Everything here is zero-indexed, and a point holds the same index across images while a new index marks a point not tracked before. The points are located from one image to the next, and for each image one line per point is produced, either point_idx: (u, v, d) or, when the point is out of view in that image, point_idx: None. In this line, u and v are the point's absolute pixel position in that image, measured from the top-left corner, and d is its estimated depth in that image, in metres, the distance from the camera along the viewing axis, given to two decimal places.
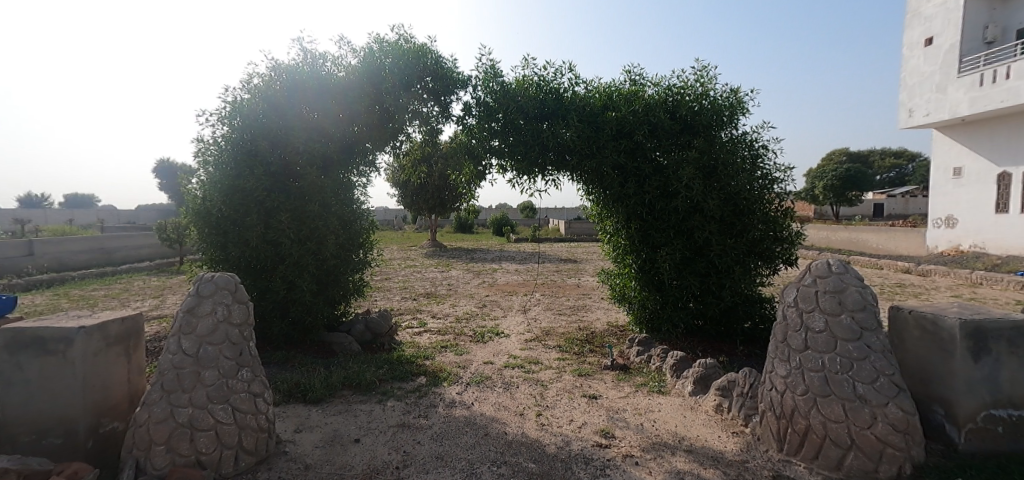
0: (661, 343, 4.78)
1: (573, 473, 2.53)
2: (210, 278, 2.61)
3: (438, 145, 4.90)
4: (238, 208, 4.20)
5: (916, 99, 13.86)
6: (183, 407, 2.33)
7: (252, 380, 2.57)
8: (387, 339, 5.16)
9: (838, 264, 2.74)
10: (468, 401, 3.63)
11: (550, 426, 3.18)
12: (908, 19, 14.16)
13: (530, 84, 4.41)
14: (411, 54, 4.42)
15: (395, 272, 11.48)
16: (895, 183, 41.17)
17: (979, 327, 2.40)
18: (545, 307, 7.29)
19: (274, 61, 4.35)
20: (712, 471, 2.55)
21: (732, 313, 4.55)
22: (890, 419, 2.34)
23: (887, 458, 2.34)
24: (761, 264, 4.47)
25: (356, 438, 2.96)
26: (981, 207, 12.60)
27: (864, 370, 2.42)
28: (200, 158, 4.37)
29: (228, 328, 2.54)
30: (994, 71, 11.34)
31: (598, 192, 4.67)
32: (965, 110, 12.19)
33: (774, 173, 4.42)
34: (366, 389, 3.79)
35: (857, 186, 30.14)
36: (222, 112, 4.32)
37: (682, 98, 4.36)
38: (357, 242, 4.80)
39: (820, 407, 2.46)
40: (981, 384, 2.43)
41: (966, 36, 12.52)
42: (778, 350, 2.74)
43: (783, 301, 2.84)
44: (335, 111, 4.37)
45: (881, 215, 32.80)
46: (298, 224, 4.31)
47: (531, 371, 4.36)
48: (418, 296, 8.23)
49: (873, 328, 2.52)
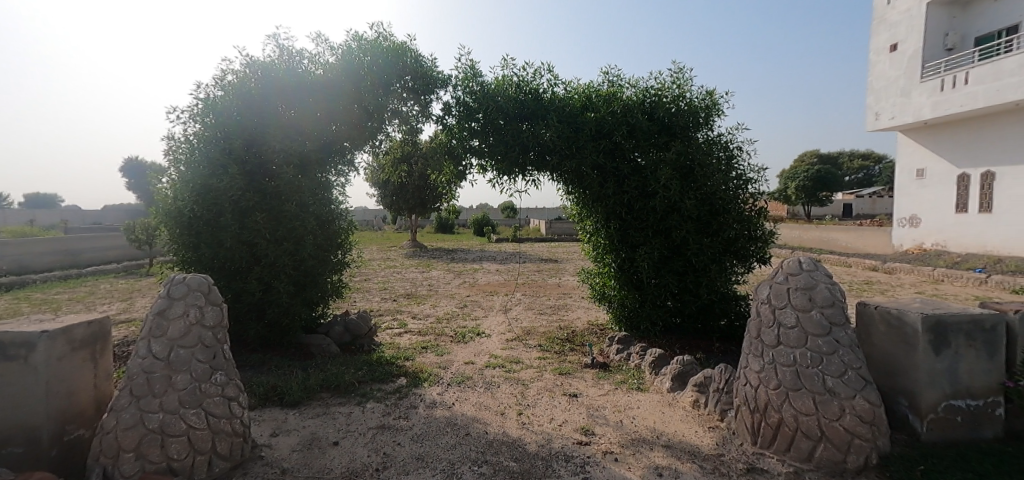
0: (641, 340, 4.84)
1: (554, 471, 2.56)
2: (182, 279, 2.57)
3: (418, 145, 4.86)
4: (212, 208, 4.12)
5: (882, 102, 14.34)
6: (153, 413, 2.26)
7: (226, 384, 2.52)
8: (367, 340, 5.11)
9: (808, 261, 2.82)
10: (449, 402, 3.61)
11: (531, 424, 3.19)
12: (874, 26, 14.68)
13: (510, 85, 4.41)
14: (390, 53, 4.39)
15: (374, 273, 11.35)
16: (862, 184, 42.69)
17: (940, 321, 2.52)
18: (525, 307, 7.30)
19: (247, 58, 4.26)
20: (689, 466, 2.62)
21: (710, 310, 4.62)
22: (857, 411, 2.43)
23: (855, 448, 2.43)
24: (735, 262, 4.55)
25: (334, 441, 2.93)
26: (942, 206, 13.16)
27: (833, 363, 2.51)
28: (171, 157, 4.25)
29: (201, 330, 2.50)
30: (953, 77, 11.86)
31: (578, 192, 4.70)
32: (927, 114, 12.68)
33: (748, 173, 4.50)
34: (344, 391, 3.75)
35: (826, 186, 31.22)
36: (194, 110, 4.21)
37: (659, 99, 4.43)
38: (335, 243, 4.72)
39: (791, 401, 2.54)
40: (942, 376, 2.55)
41: (928, 43, 13.05)
42: (752, 346, 2.82)
43: (757, 299, 2.92)
44: (314, 111, 4.32)
45: (852, 214, 33.88)
46: (274, 224, 4.22)
47: (512, 370, 4.37)
48: (398, 297, 8.14)
49: (841, 323, 2.61)
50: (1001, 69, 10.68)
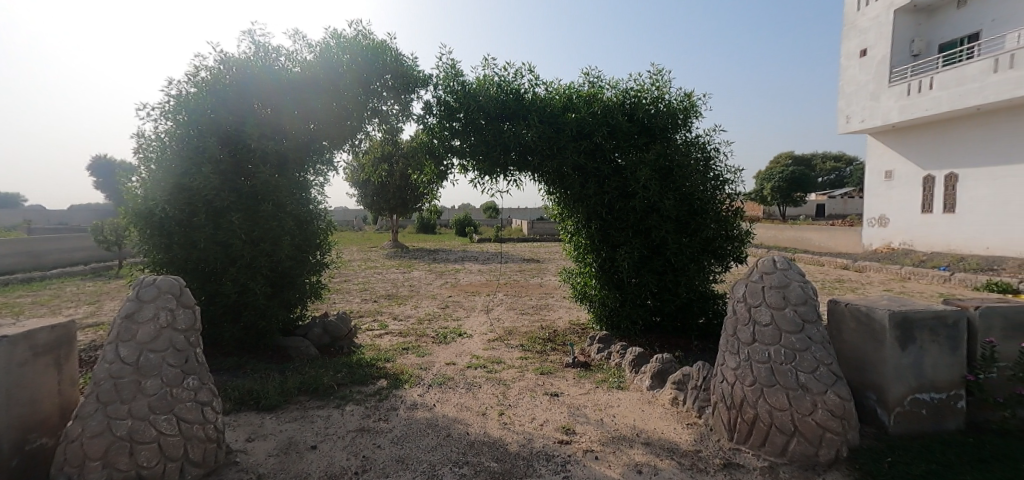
0: (621, 339, 4.89)
1: (535, 470, 2.56)
2: (151, 282, 2.50)
3: (398, 144, 4.82)
4: (185, 209, 4.01)
5: (852, 106, 14.79)
6: (122, 419, 2.19)
7: (199, 388, 2.45)
8: (347, 342, 5.04)
9: (782, 260, 2.89)
10: (430, 403, 3.59)
11: (512, 424, 3.20)
12: (845, 31, 15.17)
13: (491, 85, 4.40)
14: (369, 51, 4.33)
15: (354, 274, 11.20)
16: (834, 185, 43.97)
17: (905, 318, 2.61)
18: (507, 307, 7.30)
19: (221, 54, 4.16)
20: (667, 463, 2.65)
21: (688, 309, 4.70)
22: (829, 406, 2.50)
23: (826, 442, 2.50)
24: (713, 262, 4.63)
25: (312, 445, 2.88)
26: (909, 207, 13.65)
27: (805, 360, 2.57)
28: (141, 155, 4.11)
29: (172, 334, 2.43)
30: (919, 82, 12.31)
31: (559, 192, 4.73)
32: (895, 117, 13.13)
33: (725, 174, 4.58)
34: (323, 394, 3.69)
35: (801, 187, 32.07)
36: (165, 106, 4.09)
37: (639, 101, 4.48)
38: (313, 244, 4.64)
39: (766, 397, 2.60)
40: (908, 370, 2.64)
41: (896, 49, 13.53)
42: (729, 344, 2.87)
43: (733, 297, 2.97)
44: (291, 110, 4.24)
45: (825, 215, 34.91)
46: (249, 224, 4.12)
47: (493, 371, 4.36)
48: (379, 298, 8.05)
49: (813, 321, 2.67)
50: (964, 75, 11.12)
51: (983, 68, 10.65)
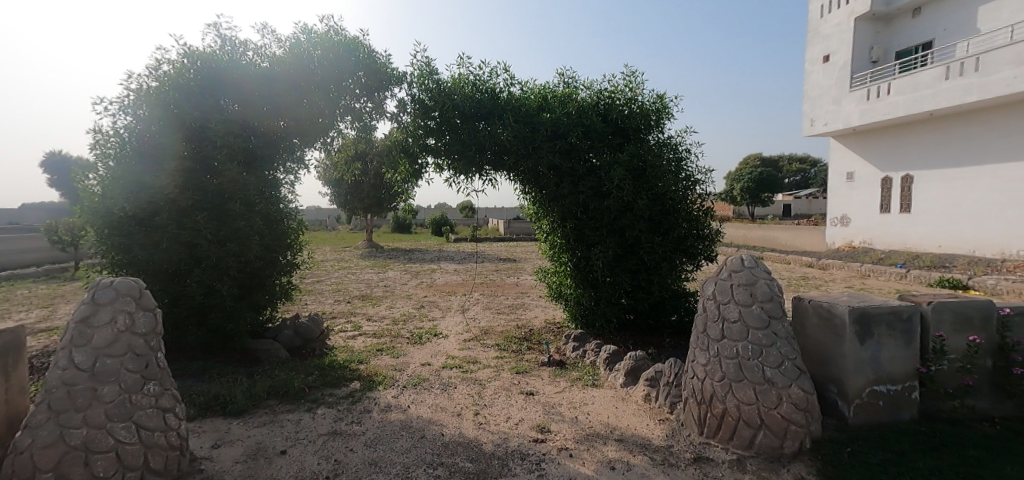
0: (596, 337, 4.95)
1: (509, 470, 2.56)
2: (109, 284, 2.40)
3: (372, 142, 4.76)
4: (147, 208, 3.86)
5: (816, 110, 15.35)
6: (76, 429, 2.08)
7: (160, 394, 2.36)
8: (319, 344, 4.94)
9: (749, 258, 2.97)
10: (405, 404, 3.55)
11: (487, 424, 3.19)
12: (809, 38, 15.79)
13: (466, 84, 4.38)
14: (340, 46, 4.25)
15: (327, 274, 10.99)
16: (801, 186, 45.56)
17: (864, 313, 2.72)
18: (483, 307, 7.29)
19: (185, 47, 4.01)
20: (640, 458, 2.70)
21: (661, 306, 4.80)
22: (793, 399, 2.58)
23: (791, 434, 2.58)
24: (685, 260, 4.73)
25: (282, 450, 2.81)
26: (868, 207, 14.25)
27: (771, 355, 2.65)
28: (98, 151, 3.93)
29: (131, 338, 2.33)
30: (878, 87, 12.87)
31: (535, 192, 4.75)
32: (855, 121, 13.66)
33: (696, 175, 4.69)
34: (294, 398, 3.60)
35: (769, 188, 33.12)
36: (124, 101, 3.92)
37: (612, 102, 4.54)
38: (284, 244, 4.52)
39: (734, 392, 2.67)
40: (867, 363, 2.75)
41: (856, 56, 14.13)
42: (699, 341, 2.93)
43: (703, 295, 3.04)
44: (260, 106, 4.11)
45: (791, 215, 36.16)
46: (216, 223, 4.00)
47: (468, 371, 4.35)
48: (353, 299, 7.92)
49: (778, 317, 2.76)
50: (919, 82, 11.66)
51: (936, 75, 11.20)
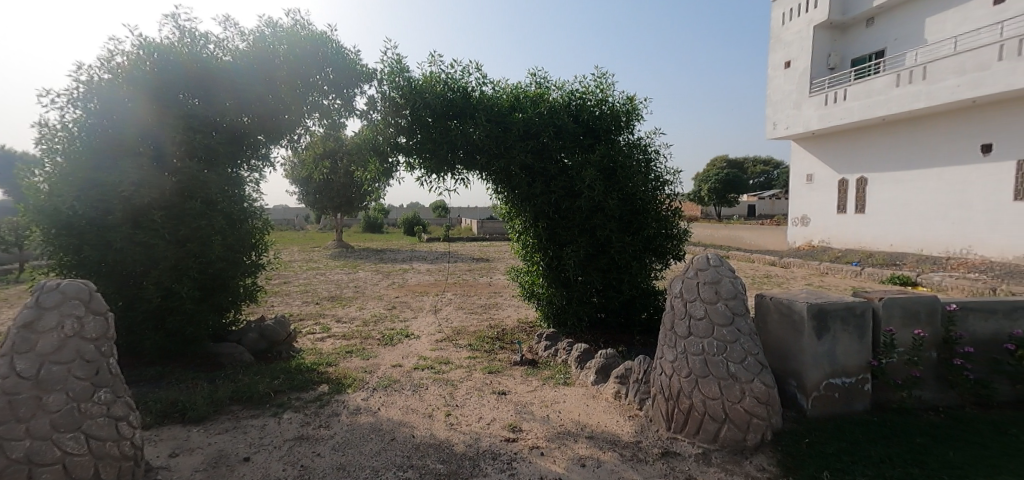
0: (568, 336, 5.00)
1: (480, 470, 2.55)
2: (55, 287, 2.27)
3: (341, 140, 4.66)
4: (99, 206, 3.66)
5: (779, 114, 15.94)
6: (18, 441, 1.96)
7: (112, 402, 2.24)
8: (286, 347, 4.81)
9: (715, 257, 3.05)
10: (375, 407, 3.49)
11: (458, 425, 3.17)
12: (772, 44, 16.45)
13: (437, 82, 4.33)
14: (307, 42, 4.15)
15: (295, 275, 10.71)
16: (765, 187, 47.24)
17: (821, 309, 2.84)
18: (456, 307, 7.25)
19: (140, 38, 3.83)
20: (610, 455, 2.74)
21: (631, 305, 4.89)
22: (755, 393, 2.67)
23: (753, 427, 2.66)
24: (654, 259, 4.83)
25: (245, 457, 2.71)
26: (826, 208, 14.88)
27: (735, 351, 2.73)
28: (44, 146, 3.71)
29: (80, 343, 2.21)
30: (835, 93, 13.46)
31: (507, 192, 4.76)
32: (815, 125, 14.25)
33: (665, 176, 4.79)
34: (258, 402, 3.49)
35: (735, 189, 34.20)
36: (74, 93, 3.72)
37: (583, 103, 4.59)
38: (248, 244, 4.37)
39: (700, 388, 2.74)
40: (823, 357, 2.87)
41: (815, 62, 14.75)
42: (667, 338, 3.00)
43: (671, 293, 3.10)
44: (222, 102, 3.97)
45: (756, 215, 37.45)
46: (175, 222, 3.83)
47: (440, 371, 4.31)
48: (321, 300, 7.74)
49: (742, 314, 2.84)
50: (872, 89, 12.26)
51: (888, 83, 11.80)
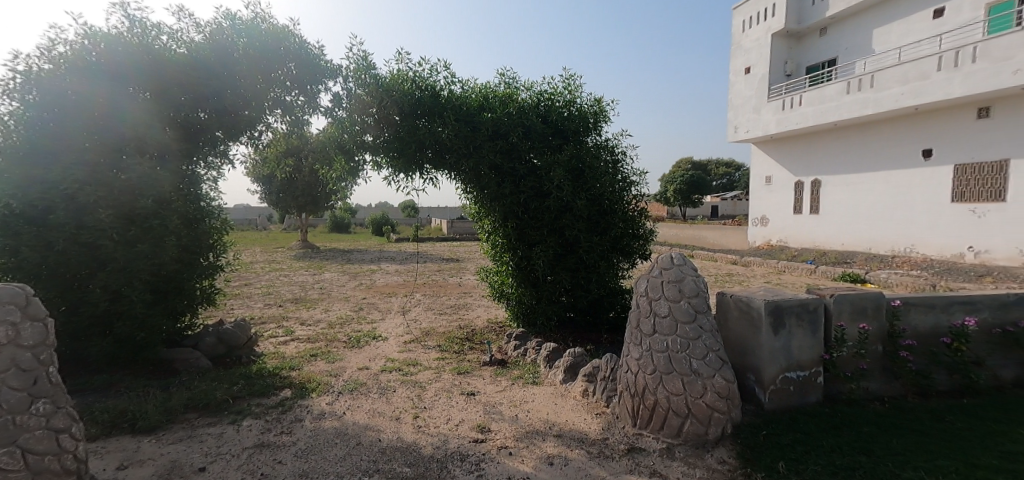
0: (537, 335, 5.04)
1: (448, 472, 2.54)
2: None
3: (305, 137, 4.55)
4: (38, 204, 3.41)
5: (739, 117, 16.51)
6: None
7: (52, 413, 2.10)
8: (246, 351, 4.64)
9: (679, 256, 3.13)
10: (340, 411, 3.41)
11: (426, 427, 3.14)
12: (733, 51, 17.07)
13: (405, 80, 4.28)
14: (268, 36, 4.04)
15: (257, 277, 10.35)
16: (728, 189, 48.93)
17: (777, 306, 2.96)
18: (425, 308, 7.18)
19: (85, 27, 3.61)
20: (577, 453, 2.77)
21: (599, 303, 4.99)
22: (716, 388, 2.76)
23: (714, 421, 2.75)
24: (621, 259, 4.92)
25: (201, 467, 2.60)
26: (784, 208, 15.54)
27: (697, 347, 2.81)
28: None
29: (16, 352, 2.06)
30: (792, 98, 14.06)
31: (476, 192, 4.75)
32: (773, 129, 14.84)
33: (631, 176, 4.89)
34: (216, 410, 3.36)
35: (700, 189, 35.27)
36: (10, 84, 3.46)
37: (552, 104, 4.64)
38: (204, 244, 4.20)
39: (664, 384, 2.80)
40: (779, 352, 3.00)
41: (772, 68, 15.37)
42: (633, 336, 3.05)
43: (637, 292, 3.16)
44: (176, 95, 3.77)
45: (720, 215, 38.74)
46: (124, 222, 3.62)
47: (409, 373, 4.26)
48: (285, 302, 7.51)
49: (704, 311, 2.93)
50: (825, 95, 12.87)
51: (839, 90, 12.41)
